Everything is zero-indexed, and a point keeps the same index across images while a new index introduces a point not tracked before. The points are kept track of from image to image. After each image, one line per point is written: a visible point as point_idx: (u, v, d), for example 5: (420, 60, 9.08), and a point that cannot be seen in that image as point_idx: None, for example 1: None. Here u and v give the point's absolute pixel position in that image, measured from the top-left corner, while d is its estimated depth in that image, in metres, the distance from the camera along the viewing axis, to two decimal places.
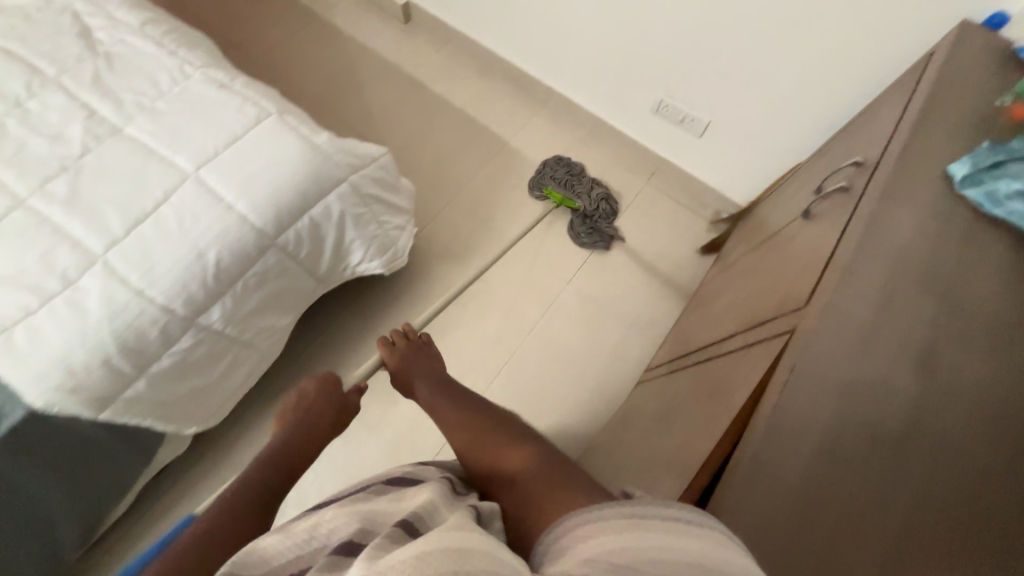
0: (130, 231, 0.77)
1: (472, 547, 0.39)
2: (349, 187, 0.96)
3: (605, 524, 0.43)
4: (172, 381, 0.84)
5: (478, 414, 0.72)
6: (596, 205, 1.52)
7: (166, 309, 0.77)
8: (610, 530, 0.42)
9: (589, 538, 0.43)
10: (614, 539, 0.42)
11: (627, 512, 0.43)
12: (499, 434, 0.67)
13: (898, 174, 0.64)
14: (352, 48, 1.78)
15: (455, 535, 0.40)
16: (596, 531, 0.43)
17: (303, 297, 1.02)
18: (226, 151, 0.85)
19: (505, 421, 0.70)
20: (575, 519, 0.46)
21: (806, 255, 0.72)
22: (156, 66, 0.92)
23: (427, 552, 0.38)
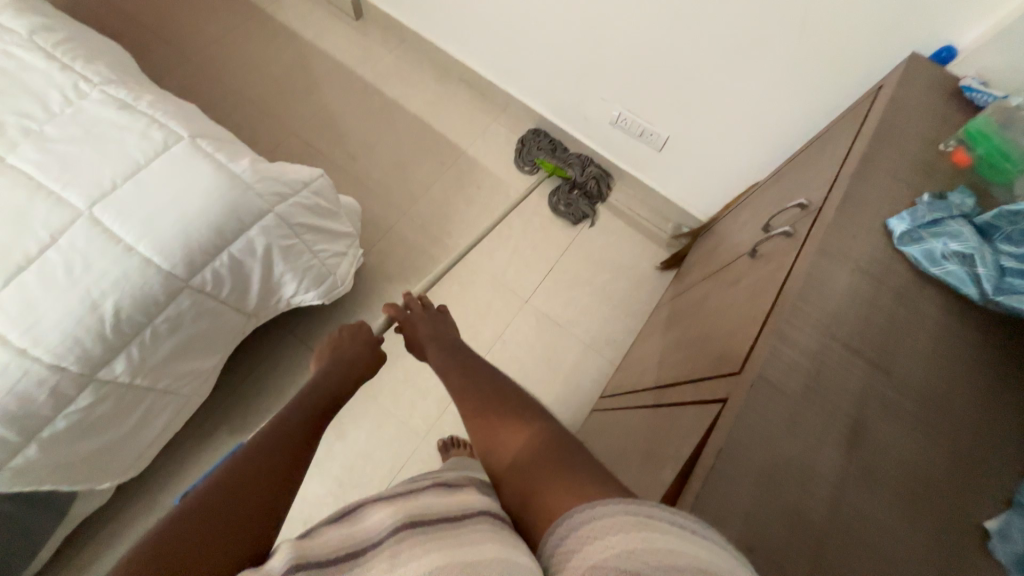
0: (9, 281, 0.68)
1: (489, 557, 0.35)
2: (276, 219, 0.89)
3: (609, 528, 0.36)
4: (73, 441, 0.77)
5: (487, 391, 0.62)
6: (583, 177, 1.53)
7: (56, 368, 0.69)
8: (615, 533, 0.36)
9: (591, 545, 0.36)
10: (617, 545, 0.35)
11: (631, 510, 0.37)
12: (511, 409, 0.57)
13: (838, 227, 0.63)
14: (298, 47, 1.67)
15: (471, 546, 0.36)
16: (600, 533, 0.36)
17: (230, 334, 0.95)
18: (126, 184, 0.76)
19: (521, 399, 0.60)
20: (577, 516, 0.39)
21: (747, 303, 0.70)
22: (45, 83, 0.82)
23: (443, 565, 0.34)
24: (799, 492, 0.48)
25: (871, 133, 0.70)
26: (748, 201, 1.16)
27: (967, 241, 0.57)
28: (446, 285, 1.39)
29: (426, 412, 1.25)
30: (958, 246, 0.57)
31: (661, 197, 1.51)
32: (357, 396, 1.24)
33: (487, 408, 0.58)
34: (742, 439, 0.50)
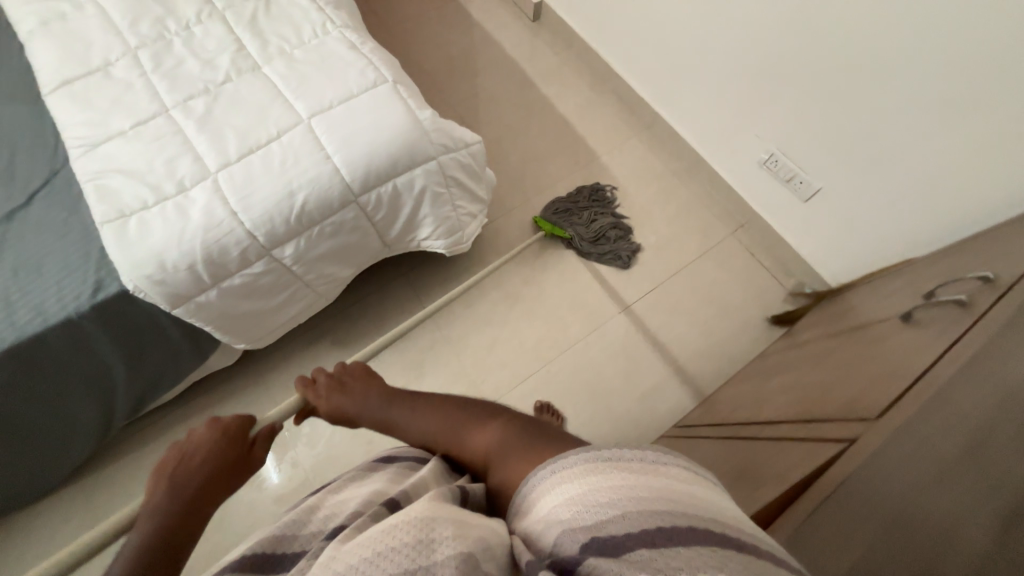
0: (242, 158, 0.85)
1: (441, 515, 0.43)
2: (436, 166, 0.99)
3: (565, 477, 0.45)
4: (237, 299, 0.92)
5: (431, 400, 0.67)
6: (591, 237, 1.46)
7: (250, 234, 0.85)
8: (570, 481, 0.44)
9: (547, 491, 0.45)
10: (567, 492, 0.44)
11: (586, 457, 0.45)
12: (458, 411, 0.65)
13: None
14: (477, 35, 1.85)
15: (423, 506, 0.44)
16: (558, 482, 0.45)
17: (367, 254, 1.08)
18: (339, 107, 0.91)
19: (451, 398, 0.67)
20: (535, 472, 0.48)
21: (890, 363, 0.65)
22: (303, 17, 1.01)
23: (396, 524, 0.41)
24: (929, 548, 0.45)
25: None
26: (897, 274, 1.06)
27: None
28: (546, 275, 1.44)
29: (497, 384, 1.30)
30: None
31: (790, 250, 1.43)
32: (441, 349, 1.33)
33: (443, 416, 0.65)
34: (864, 485, 0.52)
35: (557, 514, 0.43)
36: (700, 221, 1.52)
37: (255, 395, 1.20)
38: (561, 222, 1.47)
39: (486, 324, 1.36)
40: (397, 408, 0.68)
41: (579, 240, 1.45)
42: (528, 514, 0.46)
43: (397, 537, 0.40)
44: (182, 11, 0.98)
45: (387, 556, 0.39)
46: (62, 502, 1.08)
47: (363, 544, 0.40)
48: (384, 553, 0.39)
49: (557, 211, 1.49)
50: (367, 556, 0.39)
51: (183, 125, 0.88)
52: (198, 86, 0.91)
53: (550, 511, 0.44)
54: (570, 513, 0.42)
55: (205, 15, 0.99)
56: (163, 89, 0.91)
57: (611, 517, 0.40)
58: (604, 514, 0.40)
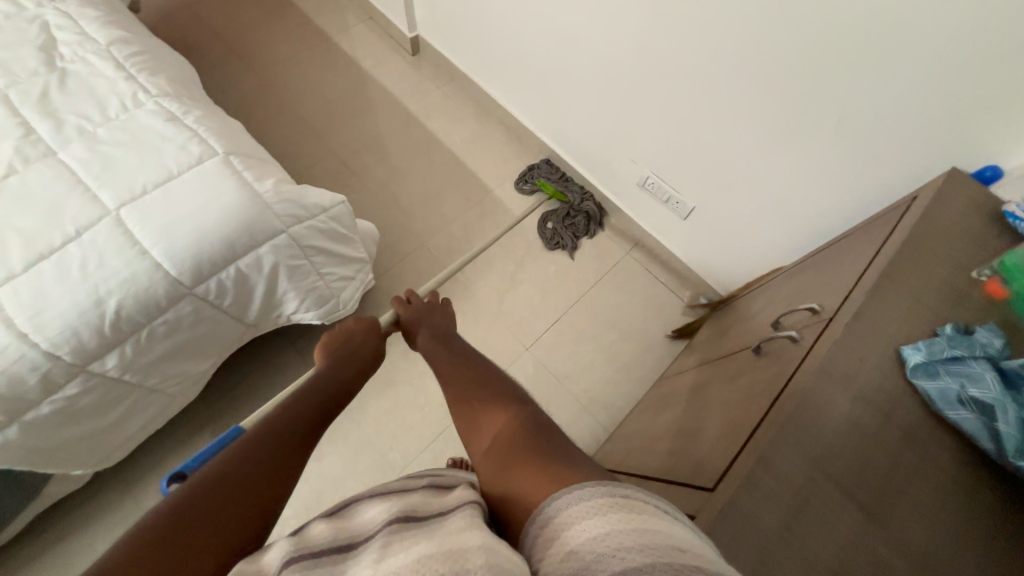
0: (30, 267, 0.72)
1: (470, 544, 0.36)
2: (288, 239, 0.91)
3: (589, 511, 0.39)
4: (53, 428, 0.78)
5: (481, 383, 0.65)
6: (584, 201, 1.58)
7: (50, 356, 0.72)
8: (592, 517, 0.38)
9: (569, 530, 0.38)
10: (593, 531, 0.37)
11: (607, 491, 0.40)
12: (494, 396, 0.61)
13: (841, 344, 0.58)
14: (355, 73, 1.78)
15: (452, 538, 0.37)
16: (579, 519, 0.38)
17: (226, 341, 0.97)
18: (156, 190, 0.81)
19: (500, 385, 0.64)
20: (552, 504, 0.41)
21: (740, 404, 0.66)
22: (109, 89, 0.89)
23: (427, 556, 0.35)
24: None
25: (893, 249, 0.66)
26: (767, 286, 1.11)
27: (987, 389, 0.51)
28: None
29: (407, 447, 1.22)
30: (977, 393, 0.51)
31: (682, 263, 1.47)
32: (342, 418, 1.23)
33: (480, 397, 0.62)
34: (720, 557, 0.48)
35: (586, 558, 0.35)
36: (598, 243, 1.54)
37: (119, 515, 1.04)
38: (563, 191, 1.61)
39: (389, 383, 1.29)
40: (456, 373, 0.69)
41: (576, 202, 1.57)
42: (546, 552, 0.39)
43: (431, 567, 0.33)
44: None
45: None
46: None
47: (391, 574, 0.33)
48: None
49: (556, 176, 1.60)
50: None
51: None
52: None
53: (576, 553, 0.36)
54: (601, 555, 0.35)
55: None
56: None
57: (651, 564, 0.33)
58: (641, 559, 0.34)
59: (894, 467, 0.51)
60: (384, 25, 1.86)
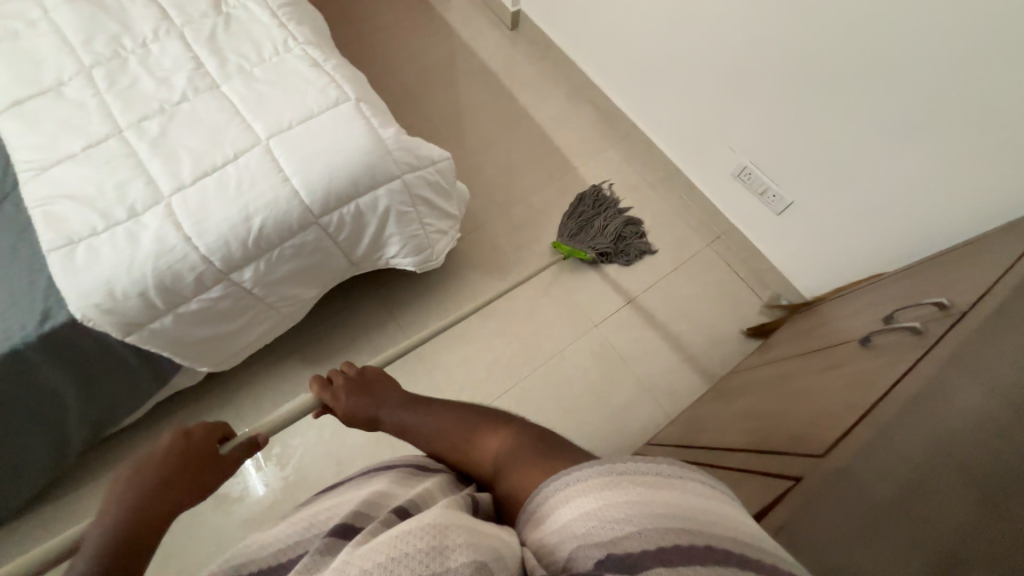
0: (196, 181, 0.83)
1: (452, 523, 0.41)
2: (401, 185, 0.98)
3: (577, 493, 0.44)
4: (196, 324, 0.90)
5: (446, 409, 0.67)
6: (613, 246, 1.46)
7: (205, 259, 0.83)
8: (584, 495, 0.43)
9: (558, 506, 0.44)
10: (581, 508, 0.43)
11: (593, 471, 0.45)
12: (472, 419, 0.65)
13: (975, 340, 0.57)
14: (455, 43, 1.84)
15: (436, 513, 0.42)
16: (570, 496, 0.44)
17: (333, 274, 1.06)
18: (299, 127, 0.90)
19: (469, 412, 0.66)
20: (547, 486, 0.47)
21: (845, 390, 0.66)
22: (264, 34, 0.99)
23: (409, 530, 0.40)
24: None
25: None
26: (864, 290, 1.05)
27: None
28: (521, 288, 1.43)
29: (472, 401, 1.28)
30: None
31: (766, 261, 1.43)
32: (414, 366, 1.31)
33: (457, 422, 0.65)
34: (803, 528, 0.51)
35: (571, 531, 0.42)
36: (675, 233, 1.52)
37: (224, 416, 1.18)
38: (585, 241, 1.45)
39: (461, 339, 1.35)
40: (415, 414, 0.68)
41: (609, 250, 1.45)
42: (541, 527, 0.45)
43: (410, 542, 0.38)
44: (139, 28, 0.96)
45: (400, 562, 0.37)
46: (15, 532, 1.05)
47: (371, 549, 0.39)
48: (398, 557, 0.37)
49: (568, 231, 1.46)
50: (382, 560, 0.37)
51: (136, 147, 0.86)
52: (153, 106, 0.89)
53: (561, 526, 0.43)
54: (585, 530, 0.41)
55: (162, 32, 0.97)
56: (117, 109, 0.89)
57: (628, 530, 0.40)
58: (621, 528, 0.40)
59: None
60: None
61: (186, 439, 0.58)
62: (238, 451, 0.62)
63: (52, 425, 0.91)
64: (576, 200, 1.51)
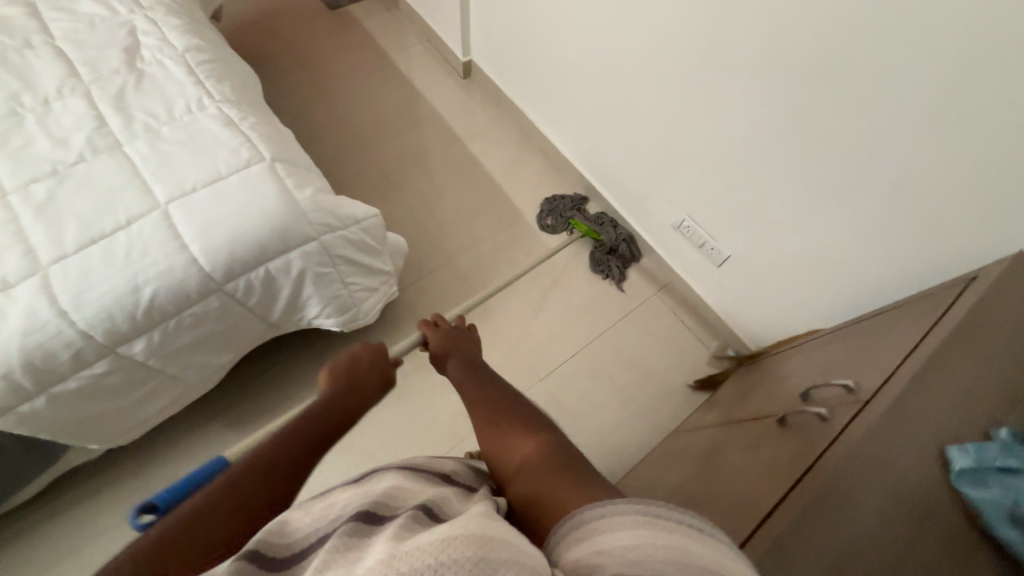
0: (80, 250, 0.77)
1: (498, 532, 0.36)
2: (318, 247, 0.94)
3: (620, 527, 0.40)
4: (76, 403, 0.82)
5: (501, 396, 0.68)
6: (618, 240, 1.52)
7: (84, 334, 0.76)
8: (628, 528, 0.39)
9: (599, 535, 0.40)
10: (625, 545, 0.38)
11: (645, 508, 0.41)
12: (521, 414, 0.63)
13: (872, 436, 0.56)
14: (407, 91, 1.85)
15: (479, 521, 0.38)
16: (613, 526, 0.40)
17: (248, 338, 1.00)
18: (203, 189, 0.86)
19: (524, 407, 0.65)
20: (585, 515, 0.42)
21: (760, 482, 0.63)
22: (178, 92, 0.96)
23: (454, 537, 0.35)
24: None
25: (942, 335, 0.61)
26: (798, 348, 1.04)
27: None
28: None
29: (407, 465, 1.21)
30: None
31: (712, 310, 1.42)
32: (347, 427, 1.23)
33: (506, 415, 0.64)
34: None
35: (611, 560, 0.37)
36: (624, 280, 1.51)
37: (127, 492, 1.08)
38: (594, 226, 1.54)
39: (398, 397, 1.29)
40: (474, 386, 0.71)
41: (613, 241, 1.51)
42: (574, 551, 0.40)
43: (455, 548, 0.34)
44: (42, 85, 0.92)
45: (446, 569, 0.32)
46: None
47: (416, 549, 0.34)
48: (443, 562, 0.33)
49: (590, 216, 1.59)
50: (425, 564, 0.33)
51: (18, 212, 0.80)
52: (45, 168, 0.84)
53: (603, 554, 0.38)
54: (627, 564, 0.36)
55: (67, 89, 0.93)
56: (3, 171, 0.83)
57: None
58: (672, 575, 0.35)
59: (939, 563, 0.48)
60: (440, 48, 1.93)
61: (370, 355, 0.73)
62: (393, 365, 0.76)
63: None
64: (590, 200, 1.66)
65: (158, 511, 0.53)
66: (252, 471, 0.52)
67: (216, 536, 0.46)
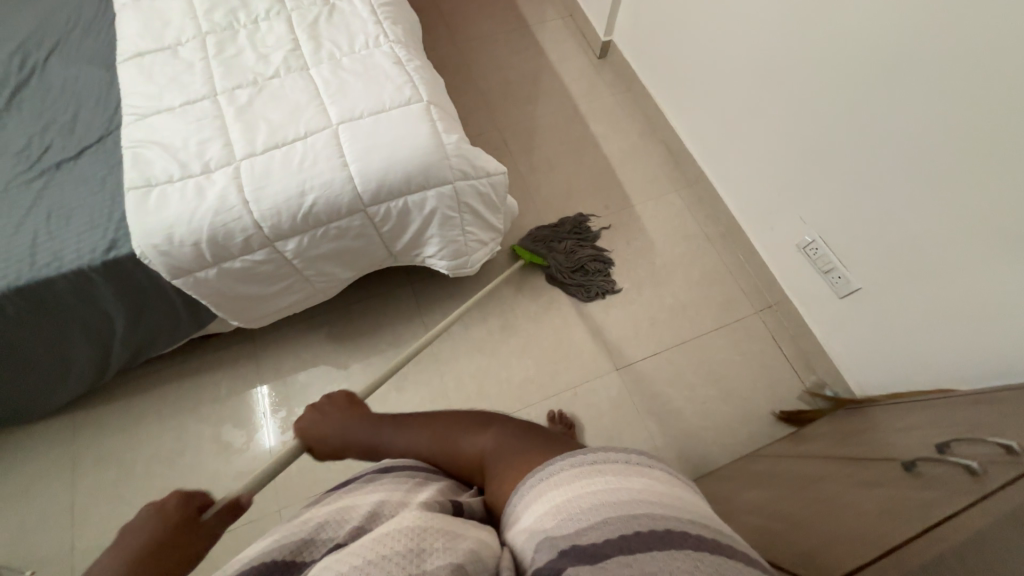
0: (266, 151, 0.89)
1: (434, 525, 0.42)
2: (451, 191, 1.00)
3: (546, 490, 0.46)
4: (235, 281, 0.96)
5: (419, 418, 0.66)
6: (569, 271, 1.42)
7: (256, 224, 0.88)
8: (548, 492, 0.45)
9: (528, 508, 0.46)
10: (548, 503, 0.44)
11: (558, 467, 0.47)
12: (451, 420, 0.64)
13: None
14: (541, 63, 1.87)
15: (414, 514, 0.43)
16: (536, 495, 0.46)
17: (373, 262, 1.09)
18: (368, 118, 0.94)
19: (452, 414, 0.66)
20: (521, 484, 0.49)
21: (879, 526, 0.60)
22: (360, 28, 1.05)
23: (387, 533, 0.41)
24: None
25: None
26: (925, 403, 0.93)
27: None
28: (549, 314, 1.40)
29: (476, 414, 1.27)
30: None
31: (817, 344, 1.31)
32: (428, 365, 1.32)
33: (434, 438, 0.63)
34: None
35: (537, 529, 0.43)
36: (724, 292, 1.44)
37: (247, 371, 1.26)
38: (538, 248, 1.43)
39: (478, 351, 1.35)
40: (386, 434, 0.66)
41: (561, 272, 1.41)
42: (514, 531, 0.46)
43: (390, 545, 0.39)
44: (254, 5, 1.06)
45: (377, 564, 0.38)
46: (65, 424, 1.20)
47: (346, 557, 0.39)
48: (374, 561, 0.38)
49: (541, 238, 1.45)
50: (358, 563, 0.38)
51: (224, 111, 0.93)
52: (248, 78, 0.97)
53: (531, 528, 0.44)
54: (549, 528, 0.42)
55: (273, 12, 1.06)
56: (218, 74, 0.97)
57: (592, 518, 0.41)
58: (585, 518, 0.41)
59: None
60: (582, 24, 1.91)
61: (163, 527, 0.51)
62: (216, 518, 0.56)
63: (98, 340, 1.01)
64: (572, 218, 1.51)
65: None
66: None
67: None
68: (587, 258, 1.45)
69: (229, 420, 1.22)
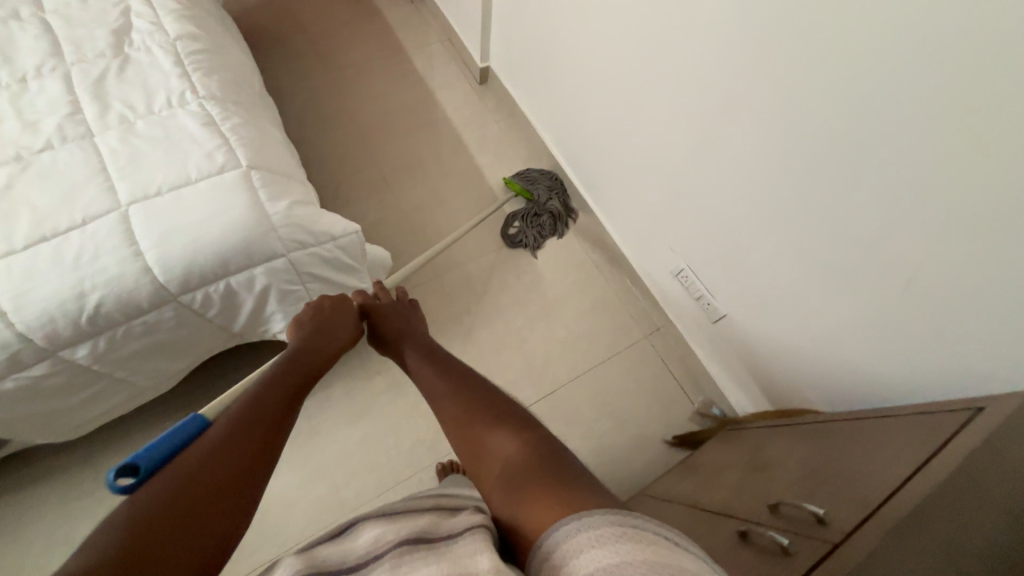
0: (29, 247, 0.74)
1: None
2: (286, 264, 0.89)
3: (599, 535, 0.41)
4: (17, 400, 0.79)
5: (468, 396, 0.68)
6: (529, 215, 1.52)
7: (22, 337, 0.73)
8: (600, 546, 0.40)
9: (574, 557, 0.41)
10: (599, 557, 0.39)
11: (613, 521, 0.42)
12: (495, 412, 0.64)
13: None
14: (421, 91, 1.78)
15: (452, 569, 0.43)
16: (587, 545, 0.41)
17: (209, 346, 0.97)
18: (168, 194, 0.81)
19: (499, 406, 0.65)
20: (562, 524, 0.44)
21: None
22: (162, 84, 0.91)
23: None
24: None
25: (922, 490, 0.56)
26: (784, 429, 0.96)
27: None
28: None
29: (360, 488, 1.17)
30: None
31: None
32: (306, 439, 1.20)
33: (477, 418, 0.63)
34: None
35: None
36: (615, 319, 1.44)
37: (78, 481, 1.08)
38: (528, 185, 1.55)
39: (362, 417, 1.24)
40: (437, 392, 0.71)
41: (526, 211, 1.53)
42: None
43: None
44: (21, 61, 0.88)
45: None
46: None
47: None
48: None
49: (529, 176, 1.57)
50: None
51: None
52: (8, 153, 0.80)
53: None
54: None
55: (47, 69, 0.89)
56: None
57: None
58: None
59: None
60: (460, 48, 1.85)
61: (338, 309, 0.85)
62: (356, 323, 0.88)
63: None
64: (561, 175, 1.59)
65: (139, 471, 0.52)
66: (232, 439, 0.56)
67: (202, 487, 0.49)
68: (551, 212, 1.53)
69: (58, 545, 1.02)
